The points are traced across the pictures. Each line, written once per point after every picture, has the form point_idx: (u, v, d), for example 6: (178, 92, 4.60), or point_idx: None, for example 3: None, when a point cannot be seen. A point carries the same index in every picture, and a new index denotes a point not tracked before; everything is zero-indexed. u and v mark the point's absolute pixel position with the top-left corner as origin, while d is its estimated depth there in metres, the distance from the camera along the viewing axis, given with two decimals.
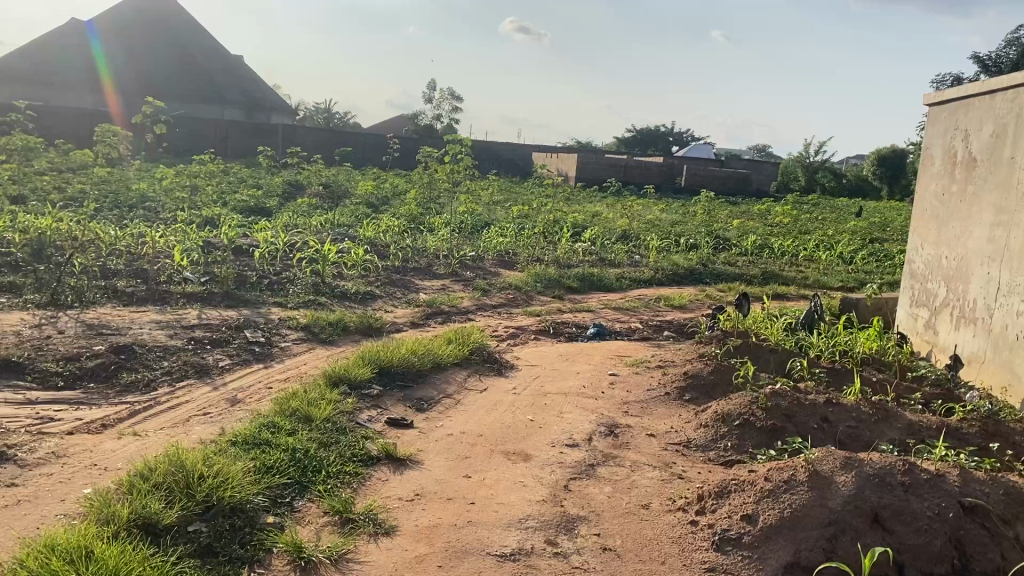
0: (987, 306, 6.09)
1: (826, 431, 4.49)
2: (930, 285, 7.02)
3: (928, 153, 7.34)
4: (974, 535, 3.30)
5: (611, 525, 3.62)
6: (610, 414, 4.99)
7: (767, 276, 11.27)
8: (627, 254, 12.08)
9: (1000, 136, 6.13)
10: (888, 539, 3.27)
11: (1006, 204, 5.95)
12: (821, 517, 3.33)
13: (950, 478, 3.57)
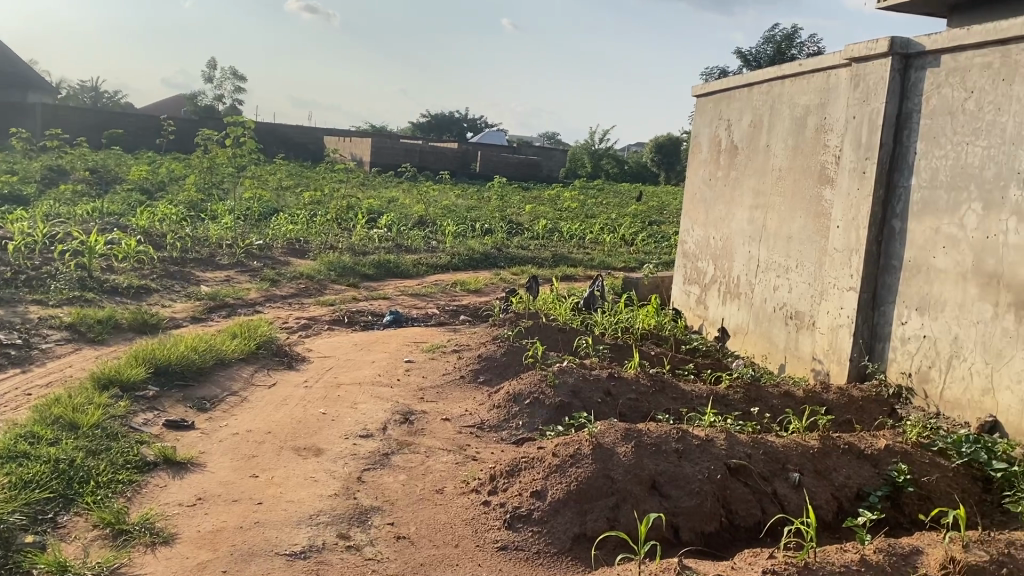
0: (749, 282, 6.63)
1: (609, 405, 4.71)
2: (701, 264, 7.55)
3: (697, 140, 7.87)
4: (738, 494, 3.60)
5: (405, 512, 3.61)
6: (404, 402, 4.97)
7: (557, 258, 11.68)
8: (423, 240, 12.09)
9: (757, 126, 6.68)
10: (664, 504, 3.48)
11: (764, 189, 6.50)
12: (604, 488, 3.50)
13: (717, 442, 3.86)
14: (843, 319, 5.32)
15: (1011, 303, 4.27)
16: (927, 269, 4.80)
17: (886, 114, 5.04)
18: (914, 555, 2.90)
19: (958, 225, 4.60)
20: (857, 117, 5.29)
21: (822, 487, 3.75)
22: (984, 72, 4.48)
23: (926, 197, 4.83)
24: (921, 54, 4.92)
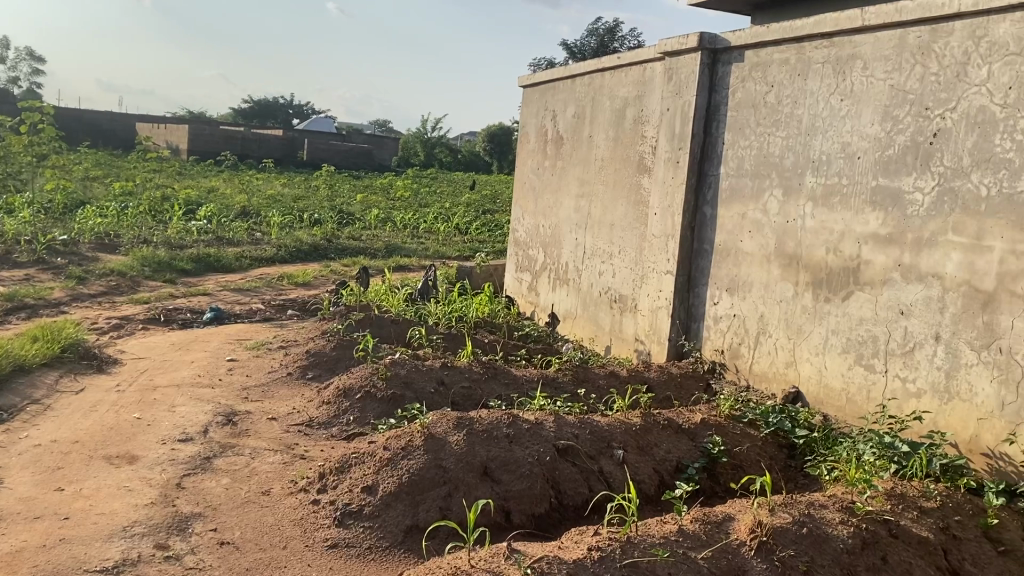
0: (576, 269, 6.83)
1: (441, 394, 4.72)
2: (531, 252, 7.69)
3: (524, 131, 8.00)
4: (566, 474, 3.70)
5: (229, 517, 3.46)
6: (227, 402, 4.76)
7: (389, 248, 11.56)
8: (247, 232, 11.63)
9: (580, 117, 6.87)
10: (496, 489, 3.53)
11: (588, 177, 6.69)
12: (436, 478, 3.50)
13: (546, 425, 3.95)
14: (662, 301, 5.57)
15: (809, 282, 4.62)
16: (736, 252, 5.11)
17: (697, 106, 5.30)
18: (727, 522, 3.08)
19: (762, 211, 4.92)
20: (671, 109, 5.54)
21: (645, 463, 3.91)
22: (782, 68, 4.81)
23: (734, 184, 5.13)
24: (727, 50, 5.21)
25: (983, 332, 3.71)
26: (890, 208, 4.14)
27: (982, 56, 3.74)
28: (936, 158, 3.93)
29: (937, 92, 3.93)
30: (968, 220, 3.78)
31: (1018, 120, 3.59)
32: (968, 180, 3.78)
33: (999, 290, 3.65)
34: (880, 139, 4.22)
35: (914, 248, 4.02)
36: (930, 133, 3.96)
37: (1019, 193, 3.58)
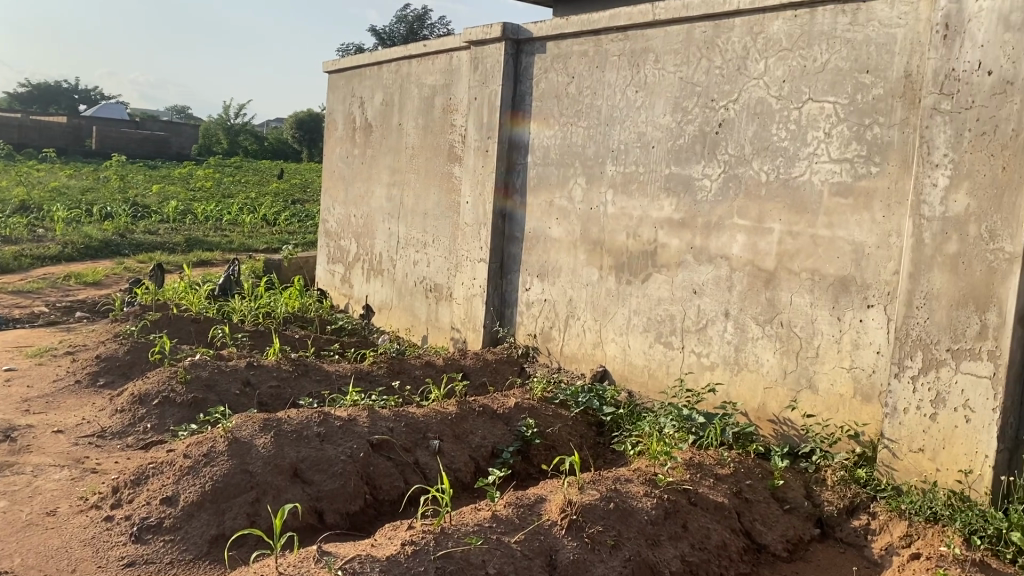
0: (389, 259, 6.75)
1: (248, 395, 4.53)
2: (343, 242, 7.53)
3: (331, 118, 7.80)
4: (381, 469, 3.66)
5: (8, 544, 3.15)
6: (4, 417, 4.34)
7: (190, 242, 10.96)
8: (26, 228, 10.63)
9: (388, 104, 6.78)
10: (308, 490, 3.43)
11: (398, 166, 6.62)
12: (243, 484, 3.35)
13: (359, 421, 3.88)
14: (475, 289, 5.61)
15: (612, 266, 4.80)
16: (544, 239, 5.23)
17: (503, 95, 5.36)
18: (539, 503, 3.14)
19: (567, 198, 5.06)
20: (478, 98, 5.57)
21: (460, 451, 3.94)
22: (581, 60, 4.95)
23: (540, 172, 5.24)
24: (530, 40, 5.30)
25: (766, 307, 4.01)
26: (683, 194, 4.37)
27: (759, 51, 4.01)
28: (722, 147, 4.18)
29: (721, 84, 4.19)
30: (751, 204, 4.06)
31: (791, 112, 3.89)
32: (750, 167, 4.06)
33: (779, 269, 3.95)
34: (672, 129, 4.44)
35: (704, 232, 4.27)
36: (716, 123, 4.21)
37: (794, 179, 3.88)
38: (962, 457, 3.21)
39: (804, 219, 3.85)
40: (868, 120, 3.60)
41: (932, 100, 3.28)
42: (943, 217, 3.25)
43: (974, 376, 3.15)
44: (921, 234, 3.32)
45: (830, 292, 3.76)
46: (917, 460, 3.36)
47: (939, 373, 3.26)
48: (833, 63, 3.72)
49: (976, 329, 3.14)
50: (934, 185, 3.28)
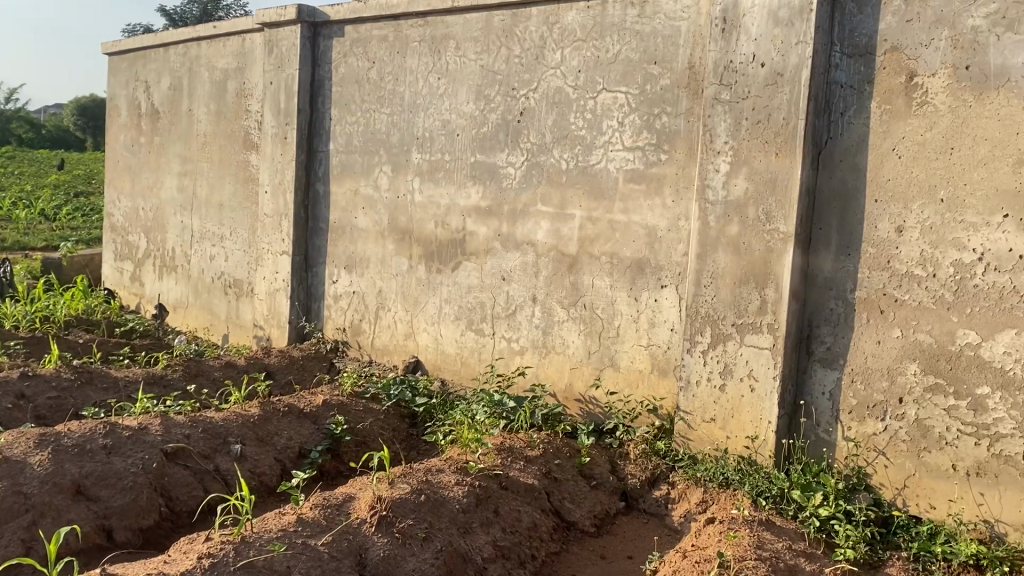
0: (184, 254, 6.35)
1: (22, 409, 4.10)
2: (131, 238, 7.01)
3: (113, 103, 7.23)
4: (177, 479, 3.44)
5: None
6: None
7: None
8: None
9: (176, 89, 6.37)
10: (93, 507, 3.16)
11: (190, 155, 6.24)
12: (17, 507, 3.02)
13: (152, 429, 3.62)
14: (279, 283, 5.38)
15: (421, 255, 4.75)
16: (350, 229, 5.10)
17: (300, 80, 5.15)
18: (347, 502, 3.04)
19: (372, 187, 4.95)
20: (273, 83, 5.33)
21: (265, 454, 3.76)
22: (382, 46, 4.85)
23: (342, 161, 5.09)
24: (327, 24, 5.12)
25: (571, 291, 4.10)
26: (487, 182, 4.39)
27: (555, 41, 4.09)
28: (523, 135, 4.23)
29: (520, 73, 4.23)
30: (553, 191, 4.14)
31: (587, 101, 3.98)
32: (551, 155, 4.13)
33: (581, 253, 4.05)
34: (474, 116, 4.44)
35: (510, 219, 4.31)
36: (517, 112, 4.25)
37: (592, 166, 3.99)
38: (749, 424, 3.42)
39: (602, 205, 3.96)
40: (657, 109, 3.76)
41: (713, 91, 3.47)
42: (725, 200, 3.44)
43: (757, 348, 3.37)
44: (706, 218, 3.50)
45: (627, 275, 3.90)
46: (709, 430, 3.56)
47: (726, 347, 3.46)
48: (624, 54, 3.85)
49: (757, 304, 3.36)
50: (717, 171, 3.47)
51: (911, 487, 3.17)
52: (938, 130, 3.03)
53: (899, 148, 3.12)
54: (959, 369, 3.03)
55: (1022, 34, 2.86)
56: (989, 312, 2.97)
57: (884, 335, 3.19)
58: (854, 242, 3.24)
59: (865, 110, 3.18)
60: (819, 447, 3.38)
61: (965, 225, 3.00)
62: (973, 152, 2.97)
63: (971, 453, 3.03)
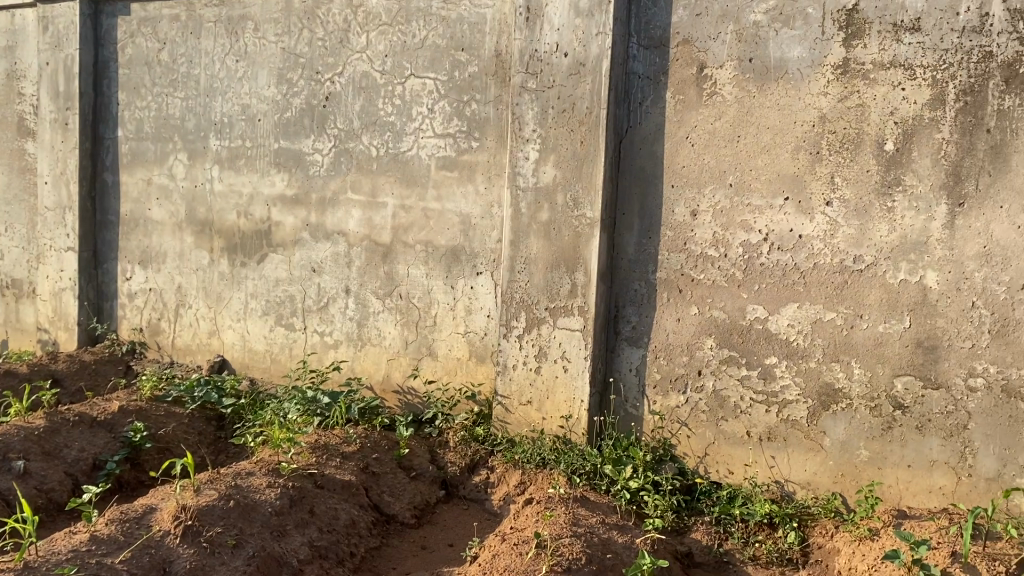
0: None
1: None
2: None
3: None
4: None
5: None
6: None
7: None
8: None
9: None
10: None
11: None
12: None
13: None
14: (64, 282, 4.94)
15: (223, 248, 4.51)
16: (144, 222, 4.75)
17: (81, 62, 4.73)
18: (148, 515, 2.84)
19: (167, 176, 4.63)
20: (50, 64, 4.86)
21: (53, 469, 3.45)
22: (172, 25, 4.55)
23: (133, 148, 4.73)
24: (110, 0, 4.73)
25: (385, 281, 4.03)
26: (294, 170, 4.22)
27: (360, 25, 3.98)
28: (330, 121, 4.10)
29: (323, 56, 4.09)
30: (363, 179, 4.04)
31: (395, 86, 3.92)
32: (359, 142, 4.03)
33: (394, 242, 3.99)
34: (278, 101, 4.25)
35: (319, 208, 4.17)
36: (322, 96, 4.11)
37: (402, 153, 3.93)
38: (563, 405, 3.51)
39: (413, 192, 3.92)
40: (466, 96, 3.76)
41: (520, 79, 3.47)
42: (535, 187, 3.48)
43: (568, 330, 3.46)
44: (518, 204, 3.52)
45: (442, 262, 3.89)
46: (525, 412, 3.61)
47: (539, 331, 3.53)
48: (430, 40, 3.82)
49: (567, 288, 3.44)
50: (526, 158, 3.48)
51: (711, 454, 3.37)
52: (727, 118, 3.22)
53: (692, 136, 3.28)
54: (750, 342, 3.24)
55: (796, 29, 3.08)
56: (775, 287, 3.19)
57: (683, 313, 3.36)
58: (655, 225, 3.38)
59: (661, 100, 3.32)
60: (628, 423, 3.52)
61: (752, 208, 3.20)
62: (757, 140, 3.17)
63: (763, 420, 3.25)
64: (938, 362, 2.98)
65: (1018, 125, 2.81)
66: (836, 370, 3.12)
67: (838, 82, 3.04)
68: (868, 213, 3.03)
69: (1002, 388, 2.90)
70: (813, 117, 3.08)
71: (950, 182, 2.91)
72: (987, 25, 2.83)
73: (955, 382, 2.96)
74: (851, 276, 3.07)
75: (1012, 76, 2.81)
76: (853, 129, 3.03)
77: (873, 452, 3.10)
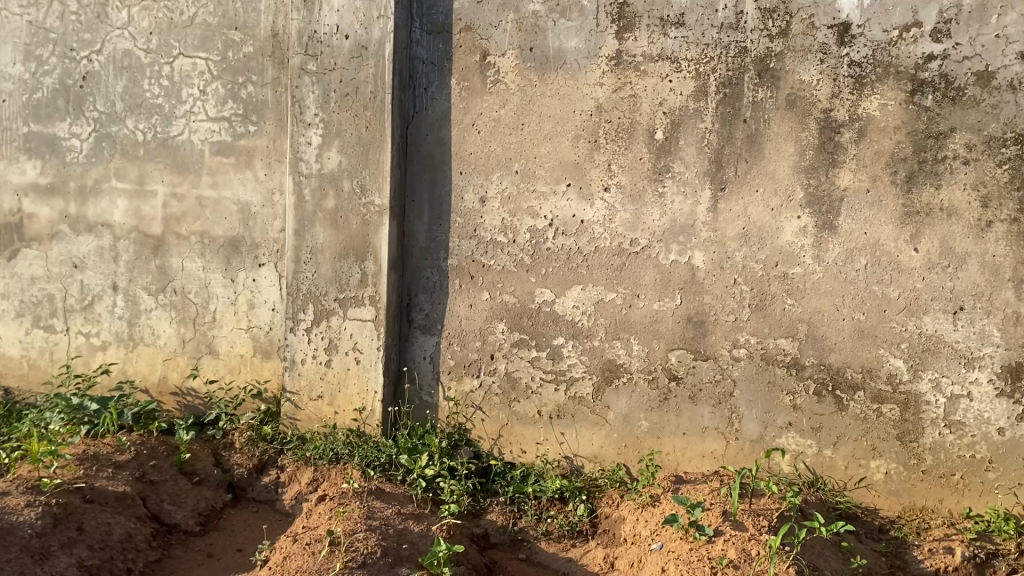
0: None
1: None
2: None
3: None
4: None
5: None
6: None
7: None
8: None
9: None
10: None
11: None
12: None
13: None
14: None
15: None
16: None
17: None
18: None
19: None
20: None
21: None
22: None
23: None
24: None
25: (157, 276, 3.76)
26: (48, 156, 3.79)
27: None
28: (88, 103, 3.73)
29: (78, 32, 3.70)
30: (128, 165, 3.72)
31: (161, 66, 3.64)
32: (123, 125, 3.71)
33: (166, 234, 3.72)
34: (25, 81, 3.77)
35: (78, 198, 3.78)
36: (78, 76, 3.72)
37: (172, 138, 3.67)
38: (356, 397, 3.44)
39: (186, 180, 3.67)
40: (241, 78, 3.58)
41: (299, 61, 3.34)
42: (319, 173, 3.36)
43: (359, 321, 3.39)
44: (301, 192, 3.39)
45: (221, 254, 3.69)
46: (316, 407, 3.51)
47: (329, 323, 3.43)
48: (200, 17, 3.58)
49: (357, 278, 3.37)
50: (309, 144, 3.36)
51: (504, 436, 3.43)
52: (510, 106, 3.27)
53: (477, 123, 3.31)
54: (538, 324, 3.33)
55: (572, 21, 3.18)
56: (561, 271, 3.29)
57: (474, 299, 3.39)
58: (444, 212, 3.38)
59: (446, 86, 3.32)
60: (423, 411, 3.51)
61: (537, 194, 3.28)
62: (540, 127, 3.25)
63: (552, 399, 3.36)
64: (707, 335, 3.20)
65: (770, 116, 3.06)
66: (617, 347, 3.27)
67: (612, 73, 3.17)
68: (643, 198, 3.19)
69: (761, 357, 3.16)
70: (590, 107, 3.20)
71: (713, 169, 3.12)
72: (742, 22, 3.05)
73: (722, 354, 3.19)
74: (629, 258, 3.22)
75: (764, 70, 3.05)
76: (627, 119, 3.17)
77: (653, 424, 3.28)
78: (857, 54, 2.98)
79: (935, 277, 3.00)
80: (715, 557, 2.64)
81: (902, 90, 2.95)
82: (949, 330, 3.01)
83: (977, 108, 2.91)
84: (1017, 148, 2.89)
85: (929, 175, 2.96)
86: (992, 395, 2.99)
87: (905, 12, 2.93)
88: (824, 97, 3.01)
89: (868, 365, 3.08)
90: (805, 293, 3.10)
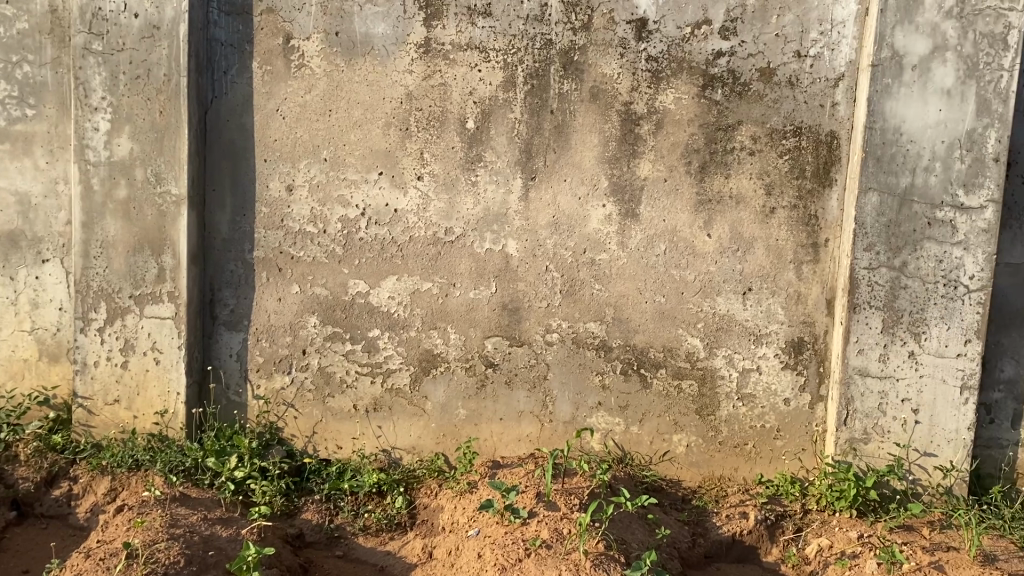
0: None
1: None
2: None
3: None
4: None
5: None
6: None
7: None
8: None
9: None
10: None
11: None
12: None
13: None
14: None
15: None
16: None
17: None
18: None
19: None
20: None
21: None
22: None
23: None
24: None
25: None
26: None
27: None
28: None
29: None
30: None
31: None
32: None
33: None
34: None
35: None
36: None
37: None
38: (156, 400, 3.26)
39: None
40: (15, 57, 3.27)
41: (81, 40, 3.09)
42: (108, 162, 3.14)
43: (158, 319, 3.20)
44: (88, 181, 3.14)
45: None
46: (113, 412, 3.29)
47: (124, 322, 3.22)
48: None
49: (154, 273, 3.17)
50: (96, 130, 3.13)
51: (319, 433, 3.36)
52: (317, 92, 3.18)
53: (282, 109, 3.20)
54: (353, 316, 3.27)
55: (379, 6, 3.13)
56: (374, 261, 3.25)
57: (283, 292, 3.28)
58: (248, 203, 3.25)
59: (247, 70, 3.18)
60: (231, 411, 3.36)
61: (348, 183, 3.22)
62: (349, 114, 3.19)
63: (368, 392, 3.31)
64: (521, 322, 3.26)
65: (576, 107, 3.15)
66: (434, 336, 3.27)
67: (421, 61, 3.15)
68: (455, 187, 3.20)
69: (573, 341, 3.26)
70: (400, 94, 3.17)
71: (522, 158, 3.18)
72: (546, 15, 3.12)
73: (535, 339, 3.26)
74: (443, 247, 3.23)
75: (569, 62, 3.13)
76: (438, 107, 3.17)
77: (470, 411, 3.31)
78: (654, 49, 3.11)
79: (727, 261, 3.20)
80: (528, 539, 2.70)
81: (695, 85, 3.12)
82: (740, 310, 3.22)
83: (761, 103, 3.12)
84: (796, 140, 3.13)
85: (720, 166, 3.15)
86: (778, 367, 3.23)
87: (696, 10, 3.10)
88: (624, 90, 3.13)
89: (669, 344, 3.25)
90: (611, 278, 3.22)
